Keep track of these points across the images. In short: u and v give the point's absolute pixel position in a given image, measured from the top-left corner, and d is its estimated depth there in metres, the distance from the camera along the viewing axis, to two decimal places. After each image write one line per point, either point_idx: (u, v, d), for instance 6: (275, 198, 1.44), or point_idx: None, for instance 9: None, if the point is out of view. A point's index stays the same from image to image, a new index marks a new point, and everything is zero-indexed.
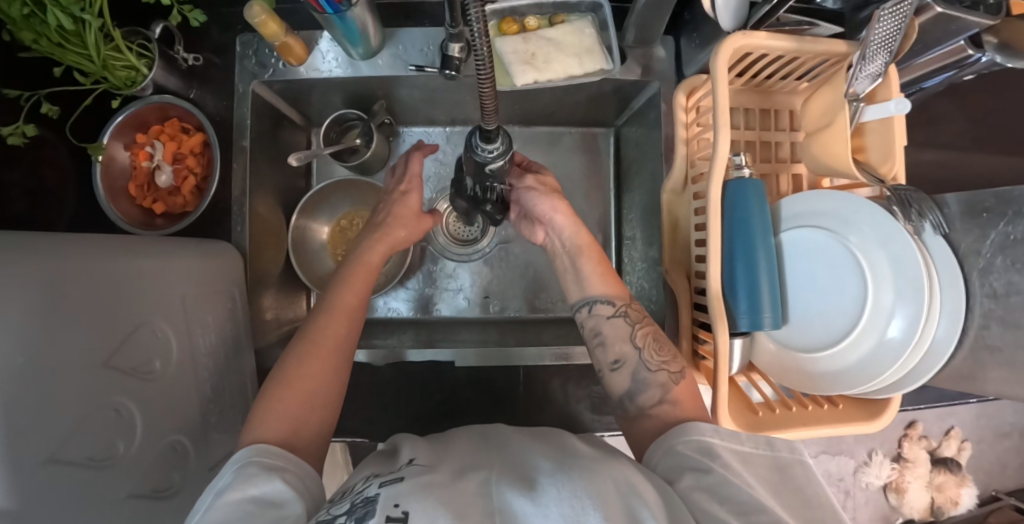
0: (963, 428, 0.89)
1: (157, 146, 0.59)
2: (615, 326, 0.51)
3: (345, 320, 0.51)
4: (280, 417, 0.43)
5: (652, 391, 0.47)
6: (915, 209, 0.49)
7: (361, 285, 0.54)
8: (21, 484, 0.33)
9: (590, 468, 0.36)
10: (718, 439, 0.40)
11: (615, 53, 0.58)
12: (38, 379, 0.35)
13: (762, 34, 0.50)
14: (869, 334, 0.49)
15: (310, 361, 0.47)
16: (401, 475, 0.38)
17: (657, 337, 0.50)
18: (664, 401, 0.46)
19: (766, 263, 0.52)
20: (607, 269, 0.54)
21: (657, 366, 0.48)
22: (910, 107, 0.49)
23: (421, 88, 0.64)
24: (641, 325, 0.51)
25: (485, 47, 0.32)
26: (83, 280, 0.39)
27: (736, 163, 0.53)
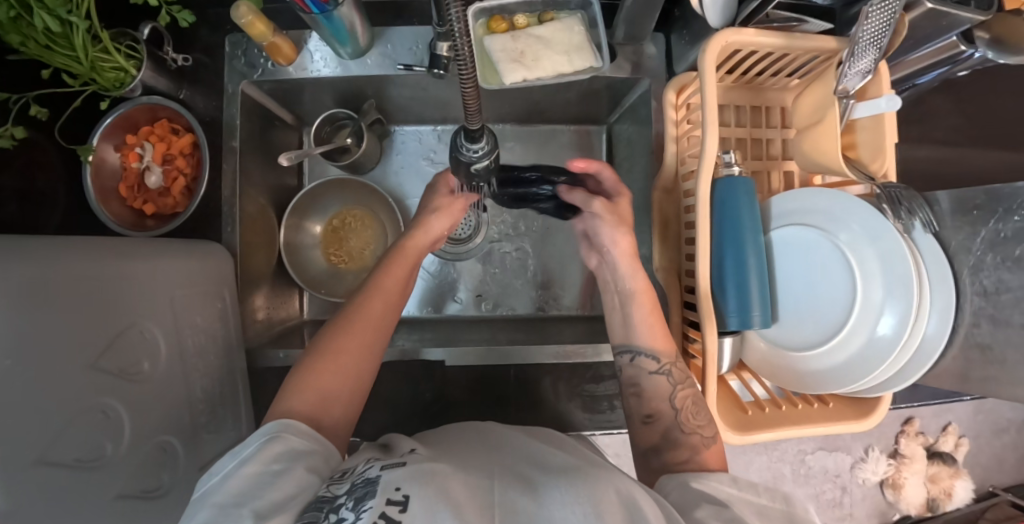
0: (960, 424, 0.88)
1: (146, 147, 0.58)
2: (655, 383, 0.51)
3: (382, 300, 0.53)
4: (314, 388, 0.46)
5: (681, 452, 0.47)
6: (904, 207, 0.48)
7: (403, 269, 0.57)
8: (6, 487, 0.33)
9: (593, 476, 0.36)
10: (735, 489, 0.40)
11: (604, 51, 0.58)
12: (25, 382, 0.35)
13: (752, 30, 0.50)
14: (858, 332, 0.48)
15: (350, 335, 0.50)
16: (402, 461, 0.38)
17: (697, 402, 0.49)
18: (689, 462, 0.45)
19: (755, 260, 0.51)
20: (657, 319, 0.53)
21: (691, 430, 0.48)
22: (901, 104, 0.49)
23: (413, 87, 0.64)
24: (682, 386, 0.50)
25: (467, 47, 0.32)
26: (69, 282, 0.40)
27: (725, 161, 0.53)
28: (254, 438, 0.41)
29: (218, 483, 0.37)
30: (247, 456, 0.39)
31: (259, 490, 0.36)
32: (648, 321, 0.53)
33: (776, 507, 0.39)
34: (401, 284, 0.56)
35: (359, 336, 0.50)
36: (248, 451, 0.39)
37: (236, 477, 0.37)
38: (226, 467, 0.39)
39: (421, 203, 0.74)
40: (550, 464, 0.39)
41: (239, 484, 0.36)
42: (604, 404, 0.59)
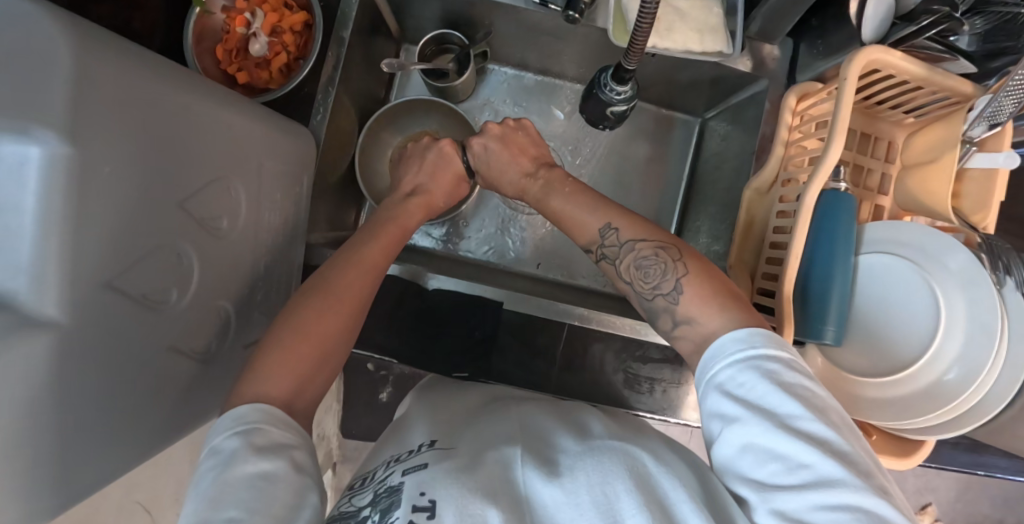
0: (941, 504, 0.90)
1: (257, 14, 0.56)
2: (604, 270, 0.49)
3: (360, 277, 0.47)
4: (289, 368, 0.39)
5: (664, 316, 0.43)
6: (1002, 262, 0.49)
7: (389, 242, 0.52)
8: (79, 299, 0.31)
9: (613, 448, 0.35)
10: (754, 359, 0.35)
11: (738, 38, 0.57)
12: (119, 196, 0.33)
13: (897, 54, 0.49)
14: (927, 372, 0.48)
15: (325, 307, 0.43)
16: (423, 461, 0.37)
17: (639, 262, 0.46)
18: (679, 323, 0.42)
19: (842, 277, 0.51)
20: (572, 209, 0.52)
21: (653, 294, 0.44)
22: (1019, 162, 0.49)
23: (530, 28, 0.63)
24: (620, 258, 0.47)
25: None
26: (172, 112, 0.37)
27: (834, 176, 0.53)
28: (227, 427, 0.34)
29: (197, 492, 0.31)
30: (226, 457, 0.32)
31: (254, 499, 0.30)
32: (563, 210, 0.53)
33: (795, 367, 0.35)
34: (389, 255, 0.51)
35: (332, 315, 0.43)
36: (227, 451, 0.32)
37: (229, 476, 0.31)
38: (199, 472, 0.32)
39: None
40: (573, 441, 0.37)
41: (222, 493, 0.30)
42: (644, 385, 0.59)
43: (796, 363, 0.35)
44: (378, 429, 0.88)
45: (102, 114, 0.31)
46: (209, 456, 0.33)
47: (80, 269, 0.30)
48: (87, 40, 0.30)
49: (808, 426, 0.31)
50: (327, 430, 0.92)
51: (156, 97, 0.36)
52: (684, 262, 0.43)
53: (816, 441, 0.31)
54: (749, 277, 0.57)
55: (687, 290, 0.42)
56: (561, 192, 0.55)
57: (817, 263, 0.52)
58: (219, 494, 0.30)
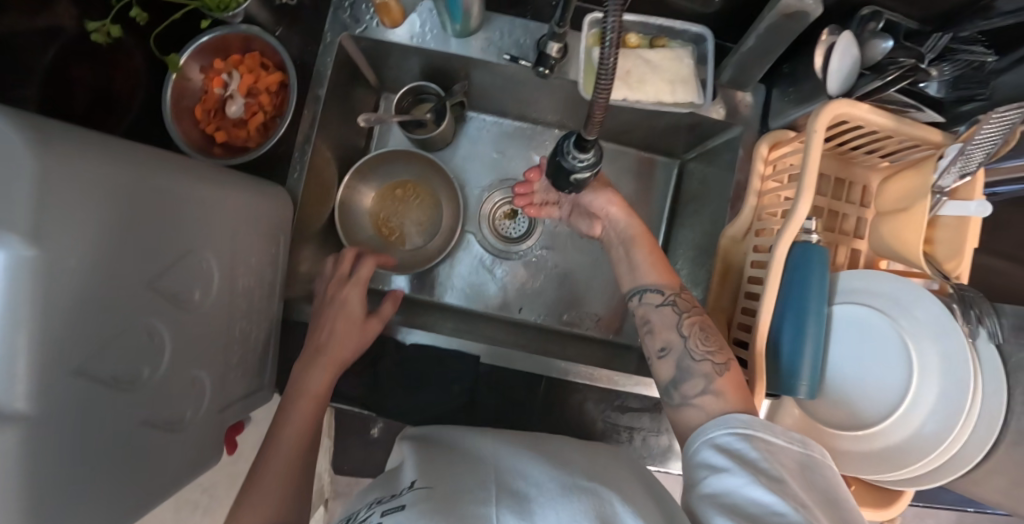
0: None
1: (234, 76, 0.57)
2: (663, 314, 0.50)
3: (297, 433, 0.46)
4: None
5: (697, 380, 0.45)
6: (975, 312, 0.49)
7: (325, 375, 0.50)
8: (49, 393, 0.32)
9: (590, 489, 0.35)
10: (752, 430, 0.38)
11: (708, 88, 0.58)
12: (88, 284, 0.34)
13: (866, 106, 0.50)
14: (903, 426, 0.48)
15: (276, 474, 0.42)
16: (401, 503, 0.37)
17: (704, 327, 0.48)
18: (708, 391, 0.43)
19: (815, 329, 0.51)
20: (661, 258, 0.54)
21: (702, 355, 0.46)
22: (992, 211, 0.49)
23: (505, 79, 0.64)
24: (689, 314, 0.49)
25: (613, 58, 0.31)
26: (142, 196, 0.38)
27: (805, 227, 0.53)
28: None
29: None
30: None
31: None
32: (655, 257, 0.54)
33: (790, 449, 0.37)
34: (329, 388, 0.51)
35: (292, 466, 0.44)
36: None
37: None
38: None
39: (482, 195, 0.73)
40: (543, 477, 0.37)
41: None
42: (623, 434, 0.59)
43: (791, 447, 0.37)
44: (368, 466, 0.88)
45: (67, 209, 0.32)
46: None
47: (48, 362, 0.31)
48: (51, 142, 0.31)
49: (789, 486, 0.33)
50: (317, 467, 0.92)
51: (125, 186, 0.37)
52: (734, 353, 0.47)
53: (796, 500, 0.31)
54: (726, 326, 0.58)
55: (731, 371, 0.44)
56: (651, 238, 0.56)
57: (785, 334, 0.51)
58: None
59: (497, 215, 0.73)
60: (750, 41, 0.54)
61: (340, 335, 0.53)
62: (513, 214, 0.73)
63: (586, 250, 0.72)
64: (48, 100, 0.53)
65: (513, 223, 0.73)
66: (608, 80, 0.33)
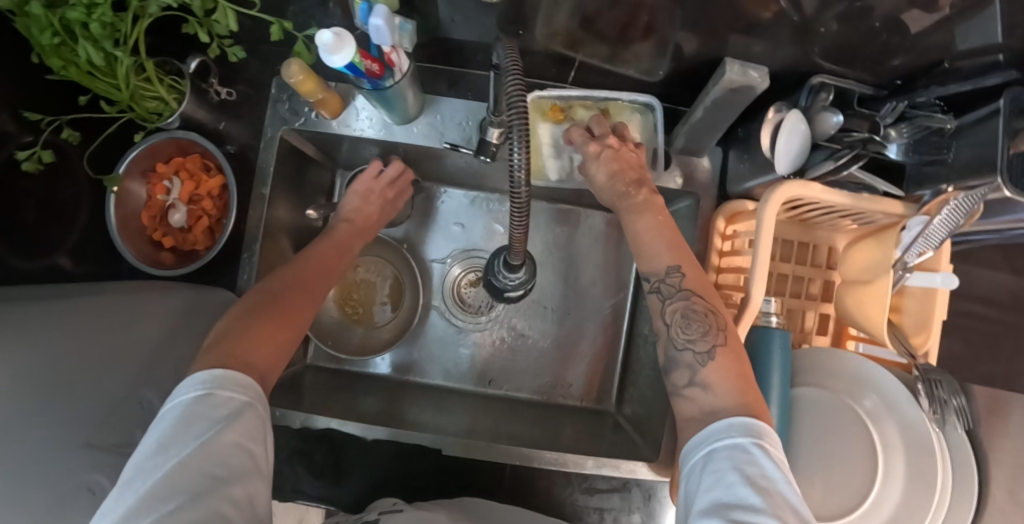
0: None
1: (175, 182, 0.56)
2: (650, 302, 0.45)
3: (302, 294, 0.47)
4: (250, 346, 0.38)
5: (681, 372, 0.41)
6: (943, 393, 0.47)
7: (327, 258, 0.54)
8: None
9: None
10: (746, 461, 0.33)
11: (659, 160, 0.57)
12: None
13: (821, 187, 0.46)
14: (875, 513, 0.47)
15: (277, 315, 0.43)
16: (398, 507, 0.49)
17: (688, 312, 0.42)
18: (695, 383, 0.40)
19: (776, 413, 0.50)
20: (660, 233, 0.46)
21: (684, 345, 0.42)
22: (958, 285, 0.46)
23: (454, 155, 0.62)
24: (674, 299, 0.43)
25: (524, 175, 0.35)
26: None
27: (764, 308, 0.51)
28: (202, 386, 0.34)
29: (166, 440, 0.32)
30: (193, 416, 0.32)
31: (208, 477, 0.31)
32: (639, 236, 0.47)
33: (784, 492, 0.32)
34: (328, 268, 0.53)
35: (281, 330, 0.42)
36: (202, 406, 0.33)
37: (204, 448, 0.31)
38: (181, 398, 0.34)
39: (444, 267, 0.72)
40: None
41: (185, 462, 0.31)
42: (593, 515, 0.59)
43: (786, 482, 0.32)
44: None
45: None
46: (165, 417, 0.33)
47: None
48: None
49: None
50: None
51: None
52: (728, 335, 0.41)
53: None
54: None
55: (719, 360, 0.40)
56: (650, 213, 0.47)
57: None
58: (170, 435, 0.31)
59: (462, 283, 0.72)
60: (698, 113, 0.52)
61: (350, 233, 0.59)
62: (477, 281, 0.72)
63: (553, 315, 0.72)
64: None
65: (476, 292, 0.72)
66: (521, 193, 0.35)
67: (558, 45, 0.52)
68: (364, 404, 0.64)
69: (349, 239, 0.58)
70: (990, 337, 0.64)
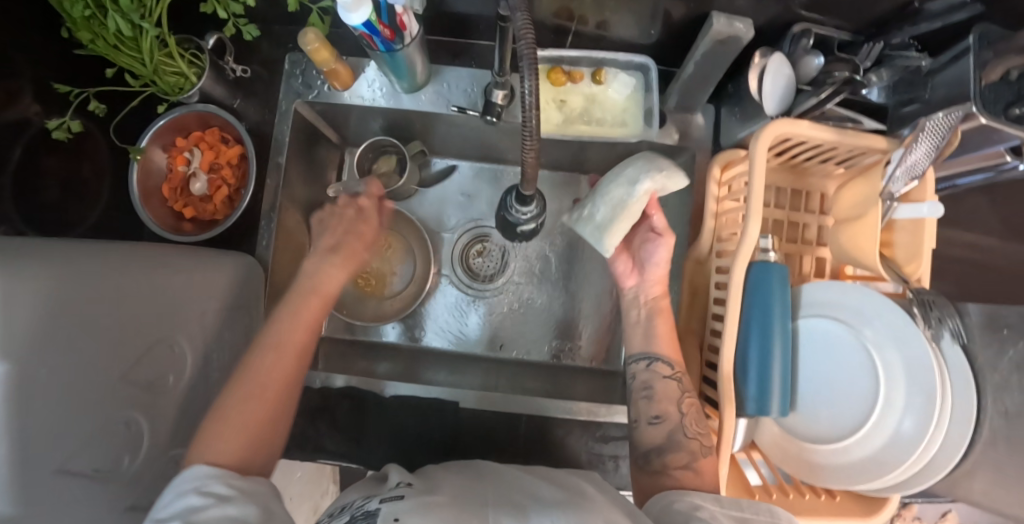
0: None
1: (196, 153, 0.59)
2: (665, 386, 0.54)
3: (285, 360, 0.43)
4: (235, 434, 0.37)
5: (680, 453, 0.49)
6: (935, 314, 0.49)
7: (313, 314, 0.48)
8: (34, 499, 0.32)
9: (591, 511, 0.38)
10: (717, 505, 0.42)
11: (655, 117, 0.59)
12: (59, 390, 0.35)
13: (807, 123, 0.49)
14: (878, 434, 0.48)
15: (253, 400, 0.39)
16: (398, 494, 0.40)
17: (699, 409, 0.52)
18: (689, 466, 0.48)
19: (780, 349, 0.52)
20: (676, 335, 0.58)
21: (693, 434, 0.50)
22: (944, 212, 0.49)
23: (460, 124, 0.65)
24: (689, 394, 0.53)
25: (534, 112, 0.37)
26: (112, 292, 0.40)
27: (762, 246, 0.54)
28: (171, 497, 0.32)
29: None
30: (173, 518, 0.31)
31: None
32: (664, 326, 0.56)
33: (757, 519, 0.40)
34: (315, 327, 0.47)
35: (261, 413, 0.39)
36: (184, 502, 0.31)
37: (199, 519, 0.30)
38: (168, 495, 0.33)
39: (452, 238, 0.74)
40: (551, 496, 0.41)
41: None
42: (609, 463, 0.60)
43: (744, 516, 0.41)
44: None
45: (18, 328, 0.32)
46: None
47: (32, 472, 0.32)
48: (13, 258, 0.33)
49: None
50: None
51: None
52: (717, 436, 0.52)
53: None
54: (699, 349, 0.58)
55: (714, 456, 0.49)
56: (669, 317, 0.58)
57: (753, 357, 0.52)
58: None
59: (470, 252, 0.75)
60: (689, 68, 0.55)
61: (338, 272, 0.53)
62: (485, 250, 0.74)
63: (553, 278, 0.74)
64: (25, 201, 0.51)
65: (484, 260, 0.74)
66: (531, 120, 0.38)
67: (555, 12, 0.55)
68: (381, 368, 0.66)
69: (337, 284, 0.52)
70: (973, 274, 0.68)
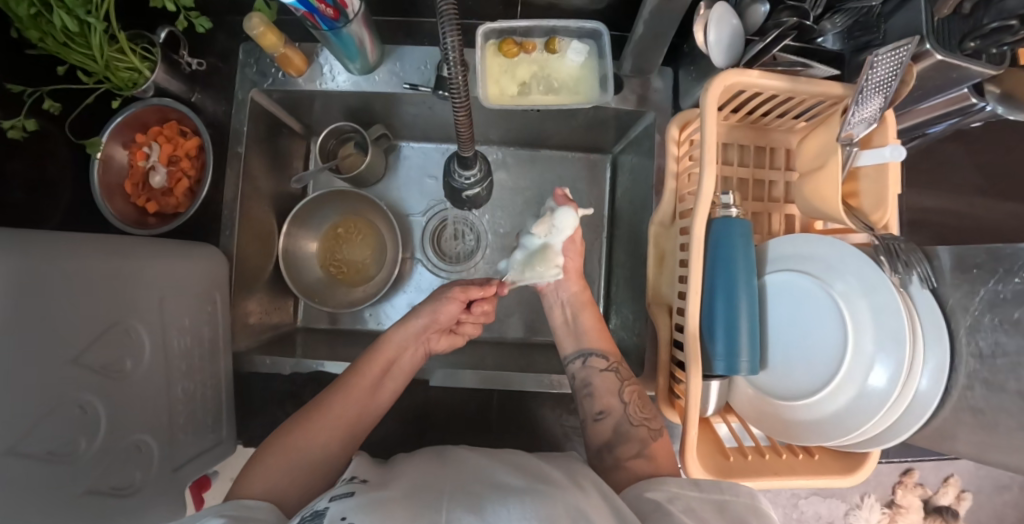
0: (971, 487, 0.82)
1: (154, 147, 0.60)
2: (605, 379, 0.54)
3: (345, 406, 0.51)
4: (269, 474, 0.43)
5: (631, 444, 0.49)
6: (902, 261, 0.48)
7: (375, 370, 0.55)
8: None
9: (549, 494, 0.35)
10: (696, 490, 0.40)
11: (609, 82, 0.59)
12: (13, 368, 0.35)
13: (757, 72, 0.48)
14: (848, 386, 0.47)
15: (313, 429, 0.48)
16: (349, 490, 0.36)
17: (642, 396, 0.53)
18: (641, 455, 0.47)
19: (747, 304, 0.50)
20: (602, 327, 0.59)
21: (639, 421, 0.50)
22: (906, 154, 0.47)
23: (419, 105, 0.65)
24: (628, 382, 0.54)
25: (459, 73, 0.37)
26: (67, 273, 0.40)
27: (723, 202, 0.53)
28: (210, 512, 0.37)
29: None
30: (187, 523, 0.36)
31: None
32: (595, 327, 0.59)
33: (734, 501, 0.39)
34: (373, 385, 0.54)
35: (324, 433, 0.48)
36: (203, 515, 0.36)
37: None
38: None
39: (422, 221, 0.75)
40: (516, 481, 0.38)
41: None
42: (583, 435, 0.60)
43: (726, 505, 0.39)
44: None
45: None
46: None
47: None
48: None
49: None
50: None
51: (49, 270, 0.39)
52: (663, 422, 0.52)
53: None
54: (668, 314, 0.57)
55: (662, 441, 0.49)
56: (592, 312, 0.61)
57: (718, 317, 0.50)
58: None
59: (442, 237, 0.75)
60: (640, 28, 0.54)
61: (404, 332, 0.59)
62: (458, 233, 0.75)
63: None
64: None
65: (456, 243, 0.75)
66: (459, 85, 0.38)
67: None
68: (358, 353, 0.67)
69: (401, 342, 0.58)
70: (956, 226, 0.66)
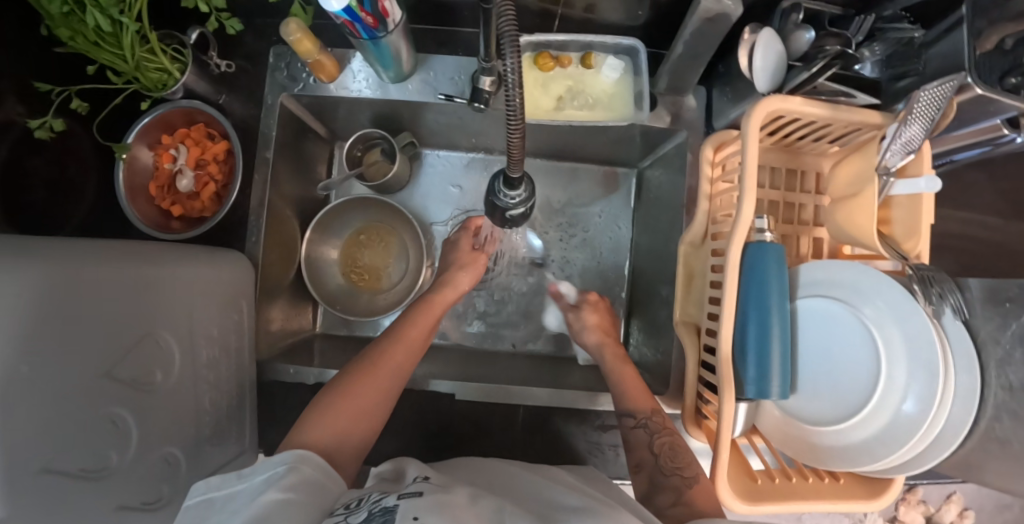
0: (973, 505, 0.83)
1: (181, 150, 0.59)
2: (636, 436, 0.54)
3: (404, 352, 0.56)
4: (327, 422, 0.45)
5: (666, 494, 0.48)
6: (936, 290, 0.48)
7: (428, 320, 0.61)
8: (20, 495, 0.31)
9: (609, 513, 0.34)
10: None
11: (644, 100, 0.59)
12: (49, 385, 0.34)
13: (799, 100, 0.48)
14: (881, 411, 0.47)
15: (370, 374, 0.51)
16: (418, 489, 0.36)
17: (675, 447, 0.53)
18: (678, 504, 0.47)
19: (779, 327, 0.50)
20: (636, 381, 0.58)
21: (671, 471, 0.50)
22: (941, 187, 0.47)
23: (448, 114, 0.65)
24: (661, 435, 0.54)
25: (517, 92, 0.37)
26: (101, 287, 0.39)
27: (758, 226, 0.53)
28: (275, 465, 0.38)
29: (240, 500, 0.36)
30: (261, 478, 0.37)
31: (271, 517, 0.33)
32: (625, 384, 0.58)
33: None
34: (426, 334, 0.60)
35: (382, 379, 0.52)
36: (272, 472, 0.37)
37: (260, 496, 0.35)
38: (231, 509, 0.35)
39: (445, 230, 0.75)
40: (572, 501, 0.37)
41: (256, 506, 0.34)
42: (608, 451, 0.60)
43: None
44: None
45: (13, 319, 0.31)
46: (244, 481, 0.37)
47: (19, 470, 0.31)
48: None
49: None
50: None
51: (84, 283, 0.38)
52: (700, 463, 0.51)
53: None
54: (696, 335, 0.57)
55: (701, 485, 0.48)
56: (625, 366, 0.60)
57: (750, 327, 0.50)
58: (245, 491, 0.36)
59: None
60: (679, 48, 0.53)
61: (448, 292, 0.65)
62: None
63: (575, 276, 0.76)
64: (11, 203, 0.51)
65: None
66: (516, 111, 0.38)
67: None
68: None
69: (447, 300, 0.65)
70: (975, 252, 0.67)
